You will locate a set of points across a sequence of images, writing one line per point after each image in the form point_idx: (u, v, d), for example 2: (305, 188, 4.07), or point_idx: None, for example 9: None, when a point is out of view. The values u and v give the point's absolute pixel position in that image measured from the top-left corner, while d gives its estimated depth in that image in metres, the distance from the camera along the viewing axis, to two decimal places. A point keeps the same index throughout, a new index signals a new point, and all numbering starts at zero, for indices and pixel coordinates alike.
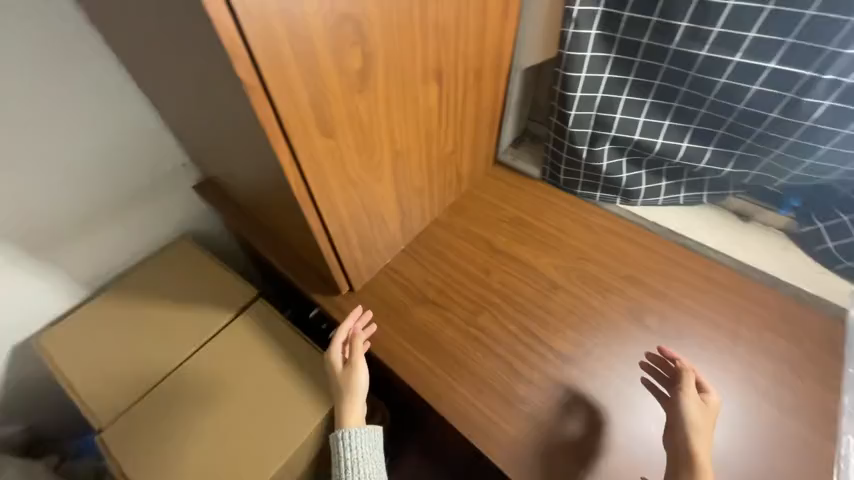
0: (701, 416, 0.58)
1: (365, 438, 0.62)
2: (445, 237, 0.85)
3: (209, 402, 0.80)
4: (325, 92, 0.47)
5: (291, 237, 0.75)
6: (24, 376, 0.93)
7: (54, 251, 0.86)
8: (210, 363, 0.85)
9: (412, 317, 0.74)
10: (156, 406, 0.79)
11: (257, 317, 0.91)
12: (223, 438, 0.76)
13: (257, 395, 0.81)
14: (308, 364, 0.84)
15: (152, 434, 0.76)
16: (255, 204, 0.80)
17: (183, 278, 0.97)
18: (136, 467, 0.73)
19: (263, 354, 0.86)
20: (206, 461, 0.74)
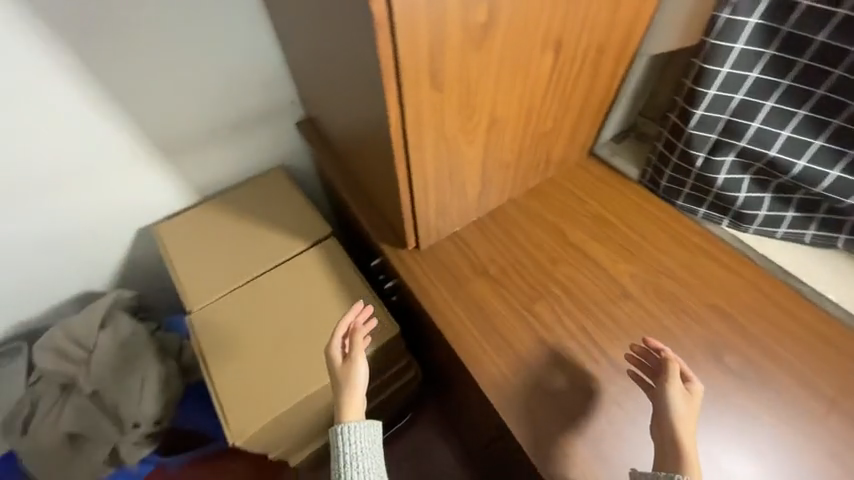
0: (686, 409, 0.58)
1: (364, 432, 0.66)
2: (519, 219, 0.83)
3: (278, 313, 0.90)
4: (444, 43, 0.47)
5: (376, 183, 0.78)
6: (140, 255, 1.13)
7: (179, 156, 1.01)
8: (282, 281, 0.93)
9: (469, 287, 0.75)
10: (236, 305, 0.90)
11: (328, 252, 0.98)
12: (283, 348, 0.86)
13: (317, 318, 0.89)
14: (364, 305, 0.90)
15: (229, 327, 0.88)
16: (348, 148, 0.84)
17: (272, 204, 1.08)
18: (213, 349, 0.85)
19: (327, 286, 0.93)
20: (266, 362, 0.84)
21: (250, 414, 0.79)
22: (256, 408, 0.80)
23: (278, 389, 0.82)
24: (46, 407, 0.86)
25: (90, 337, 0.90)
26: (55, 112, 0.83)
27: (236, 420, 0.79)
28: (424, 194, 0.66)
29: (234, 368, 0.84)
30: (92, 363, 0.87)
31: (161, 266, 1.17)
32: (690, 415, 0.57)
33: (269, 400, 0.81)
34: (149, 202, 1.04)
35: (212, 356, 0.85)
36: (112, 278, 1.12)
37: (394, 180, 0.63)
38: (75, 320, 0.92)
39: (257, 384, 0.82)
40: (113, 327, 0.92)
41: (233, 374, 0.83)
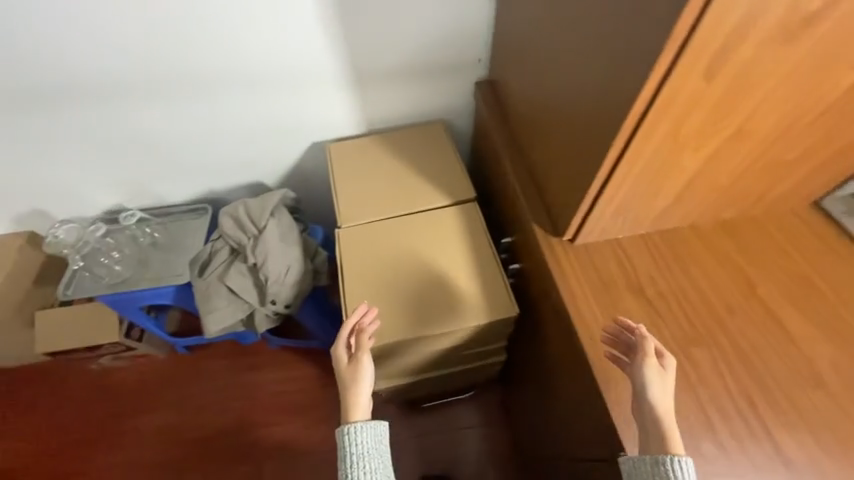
0: (661, 388, 0.56)
1: (369, 432, 0.75)
2: (698, 249, 0.72)
3: (409, 255, 0.95)
4: (752, 27, 0.43)
5: (554, 161, 0.74)
6: (301, 164, 1.29)
7: (368, 85, 1.11)
8: (422, 227, 0.99)
9: (619, 301, 0.69)
10: (376, 234, 0.98)
11: (469, 215, 1.00)
12: (409, 287, 0.91)
13: (443, 273, 0.93)
14: (490, 278, 0.91)
15: (367, 251, 0.96)
16: (533, 119, 0.82)
17: (427, 153, 1.12)
18: (350, 265, 0.95)
19: (460, 246, 0.96)
20: (392, 294, 0.91)
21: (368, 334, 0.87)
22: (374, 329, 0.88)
23: (396, 321, 0.88)
24: (219, 262, 1.07)
25: (261, 219, 1.06)
26: (296, 21, 0.96)
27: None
28: (621, 188, 0.61)
29: (364, 288, 0.92)
30: (259, 241, 1.04)
31: (317, 180, 1.34)
32: (666, 394, 0.56)
33: (387, 327, 0.88)
34: (331, 120, 1.17)
35: (350, 271, 0.94)
36: (281, 176, 1.32)
37: (592, 162, 0.60)
38: (254, 201, 1.10)
39: (380, 309, 0.90)
40: (278, 218, 1.08)
41: (362, 293, 0.92)
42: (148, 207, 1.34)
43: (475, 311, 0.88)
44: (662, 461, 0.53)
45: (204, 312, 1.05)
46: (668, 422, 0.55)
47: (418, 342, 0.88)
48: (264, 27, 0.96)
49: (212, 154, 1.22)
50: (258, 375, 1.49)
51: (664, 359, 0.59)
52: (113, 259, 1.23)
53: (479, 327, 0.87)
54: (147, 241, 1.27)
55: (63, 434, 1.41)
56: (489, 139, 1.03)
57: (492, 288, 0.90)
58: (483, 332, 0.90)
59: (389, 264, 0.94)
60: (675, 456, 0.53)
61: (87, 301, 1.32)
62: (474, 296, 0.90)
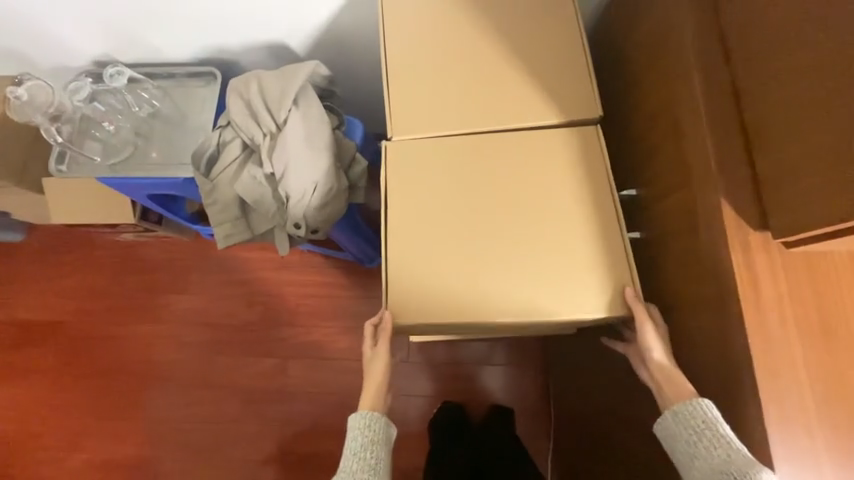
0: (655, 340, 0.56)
1: (381, 426, 0.66)
2: None
3: (492, 198, 0.66)
4: None
5: (829, 108, 0.41)
6: (339, 24, 0.89)
7: None
8: (510, 162, 0.67)
9: (839, 351, 0.45)
10: (448, 160, 0.68)
11: (582, 150, 0.67)
12: (480, 251, 0.64)
13: (540, 233, 0.64)
14: (603, 252, 0.63)
15: (431, 183, 0.67)
16: (798, 10, 0.44)
17: (531, 32, 0.72)
18: (403, 200, 0.67)
19: (563, 196, 0.65)
20: (455, 258, 0.64)
21: (413, 306, 0.63)
22: (423, 302, 0.63)
23: (457, 294, 0.63)
24: (230, 163, 0.81)
25: (282, 112, 0.77)
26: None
27: (397, 301, 0.64)
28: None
29: (417, 240, 0.65)
30: (285, 142, 0.76)
31: (353, 49, 0.95)
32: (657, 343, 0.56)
33: (441, 302, 0.63)
34: None
35: (400, 213, 0.66)
36: (303, 35, 0.93)
37: None
38: (274, 78, 0.79)
39: (436, 274, 0.64)
40: (306, 109, 0.78)
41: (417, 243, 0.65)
42: (141, 62, 1.04)
43: (575, 296, 0.61)
44: (682, 409, 0.51)
45: (214, 224, 0.84)
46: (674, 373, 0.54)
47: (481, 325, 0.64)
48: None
49: None
50: (286, 274, 1.41)
51: (651, 311, 0.59)
52: (106, 132, 0.99)
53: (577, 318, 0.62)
54: (145, 110, 1.00)
55: (100, 298, 1.43)
56: (653, 25, 0.63)
57: (604, 267, 0.62)
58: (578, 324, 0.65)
59: (461, 207, 0.66)
60: (692, 399, 0.51)
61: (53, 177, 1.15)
62: (578, 274, 0.62)
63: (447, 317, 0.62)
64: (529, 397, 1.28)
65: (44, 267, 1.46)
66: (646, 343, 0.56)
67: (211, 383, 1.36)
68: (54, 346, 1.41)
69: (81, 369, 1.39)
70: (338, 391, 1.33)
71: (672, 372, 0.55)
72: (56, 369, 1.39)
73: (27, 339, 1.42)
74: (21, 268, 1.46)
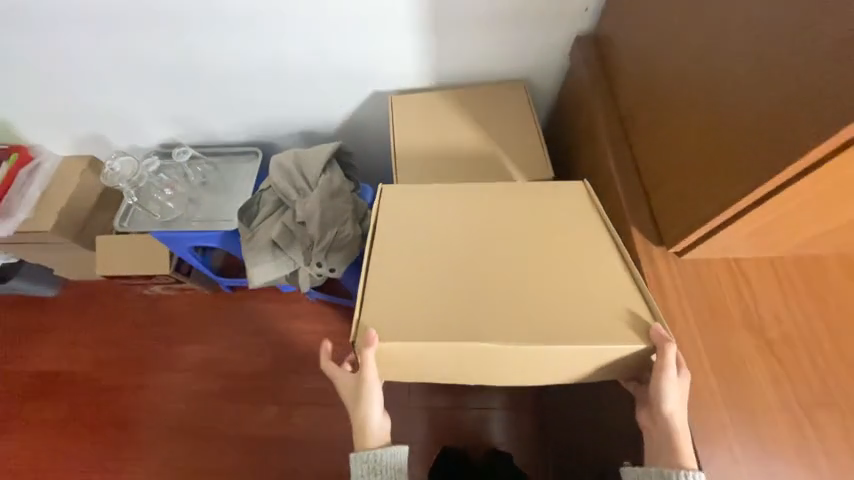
0: (677, 400, 0.51)
1: (389, 460, 0.61)
2: (843, 290, 0.58)
3: (504, 230, 0.61)
4: None
5: (684, 157, 0.62)
6: (358, 118, 1.19)
7: (445, 34, 0.96)
8: (518, 200, 0.64)
9: (729, 336, 0.57)
10: (460, 199, 0.64)
11: (574, 193, 0.65)
12: (473, 277, 0.56)
13: (559, 264, 0.57)
14: (616, 282, 0.55)
15: (437, 216, 0.62)
16: (655, 104, 0.69)
17: (499, 122, 0.99)
18: (403, 231, 0.61)
19: (562, 231, 0.60)
20: (442, 284, 0.55)
21: (391, 331, 0.50)
22: (403, 326, 0.51)
23: (443, 320, 0.51)
24: (266, 214, 1.03)
25: (312, 172, 1.01)
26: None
27: (370, 324, 0.51)
28: (787, 203, 0.52)
29: (400, 263, 0.57)
30: (312, 197, 0.98)
31: (369, 135, 1.24)
32: (677, 402, 0.51)
33: (423, 326, 0.51)
34: (396, 68, 1.03)
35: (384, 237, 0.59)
36: (329, 122, 1.21)
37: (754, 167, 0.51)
38: (308, 152, 1.03)
39: (418, 298, 0.53)
40: (331, 175, 1.01)
41: (417, 272, 0.56)
42: (199, 144, 1.32)
43: (581, 330, 0.50)
44: (670, 476, 0.50)
45: (251, 266, 1.02)
46: (682, 438, 0.52)
47: (470, 363, 0.51)
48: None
49: (263, 91, 1.13)
50: (294, 324, 1.53)
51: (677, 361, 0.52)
52: (166, 196, 1.21)
53: (579, 364, 0.50)
54: (198, 180, 1.25)
55: (119, 350, 1.52)
56: (583, 116, 0.89)
57: (612, 301, 0.53)
58: (575, 378, 0.53)
59: (472, 238, 0.60)
60: (687, 470, 0.50)
61: (102, 236, 1.36)
62: (585, 307, 0.53)
63: (434, 345, 0.49)
64: (527, 442, 1.31)
65: (72, 321, 1.57)
66: (664, 401, 0.51)
67: (213, 433, 1.39)
68: (64, 398, 1.46)
69: (86, 421, 1.43)
70: (337, 439, 1.36)
71: (676, 431, 0.52)
72: (63, 422, 1.43)
73: (38, 391, 1.47)
74: (48, 321, 1.58)
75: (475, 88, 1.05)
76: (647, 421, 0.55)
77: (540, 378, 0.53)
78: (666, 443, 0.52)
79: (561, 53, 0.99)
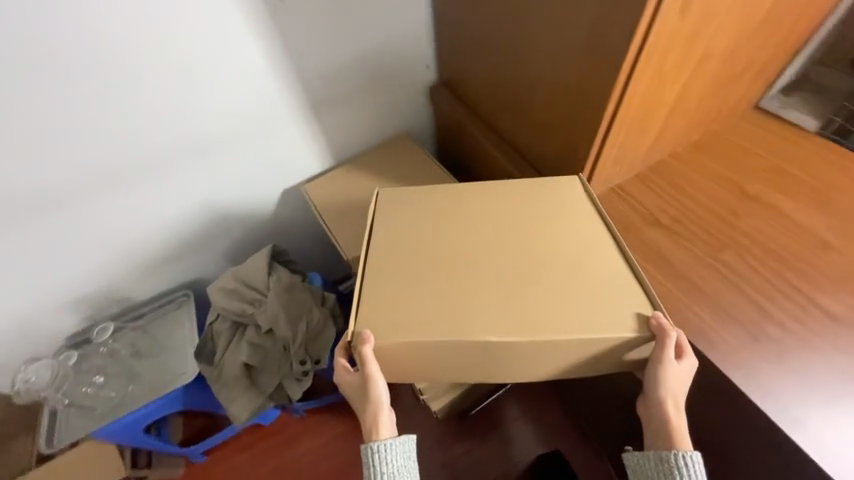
0: (674, 382, 0.57)
1: (398, 450, 0.61)
2: (689, 173, 0.79)
3: (492, 233, 0.65)
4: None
5: (548, 126, 0.79)
6: (276, 216, 1.23)
7: (326, 119, 1.09)
8: (507, 210, 0.67)
9: (645, 236, 0.73)
10: (452, 206, 0.69)
11: (570, 182, 0.69)
12: (454, 279, 0.60)
13: (548, 272, 0.60)
14: (612, 273, 0.59)
15: (423, 224, 0.67)
16: (508, 101, 0.88)
17: (402, 168, 1.14)
18: (390, 239, 0.65)
19: (568, 239, 0.63)
20: (445, 291, 0.59)
21: (381, 330, 0.56)
22: (392, 326, 0.56)
23: (453, 322, 0.56)
24: (224, 344, 1.00)
25: (260, 282, 1.01)
26: (239, 57, 0.89)
27: (363, 324, 0.57)
28: (628, 133, 0.70)
29: (401, 278, 0.61)
30: (266, 304, 0.98)
31: (293, 226, 1.27)
32: (673, 386, 0.57)
33: (409, 326, 0.56)
34: (297, 158, 1.13)
35: (376, 250, 0.64)
36: (250, 231, 1.22)
37: (594, 108, 0.66)
38: (244, 266, 1.03)
39: (423, 303, 0.58)
40: (277, 274, 1.02)
41: (414, 288, 0.60)
42: (115, 315, 1.19)
43: (584, 326, 0.54)
44: (667, 457, 0.56)
45: (228, 402, 0.98)
46: (675, 419, 0.58)
47: (455, 356, 0.57)
48: (206, 71, 0.88)
49: (174, 230, 1.10)
50: (293, 451, 1.36)
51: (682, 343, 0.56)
52: (96, 385, 1.11)
53: (581, 353, 0.55)
54: (128, 352, 1.15)
55: None
56: (465, 135, 1.07)
57: (623, 300, 0.56)
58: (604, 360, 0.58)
59: (456, 240, 0.64)
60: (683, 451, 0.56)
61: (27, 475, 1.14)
62: (596, 309, 0.56)
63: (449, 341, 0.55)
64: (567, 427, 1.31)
65: None
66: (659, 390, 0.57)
67: None
68: None
69: None
70: None
71: (672, 419, 0.58)
72: None
73: None
74: None
75: (370, 151, 1.19)
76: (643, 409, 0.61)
77: (538, 371, 0.59)
78: (658, 427, 0.58)
79: (424, 100, 1.19)
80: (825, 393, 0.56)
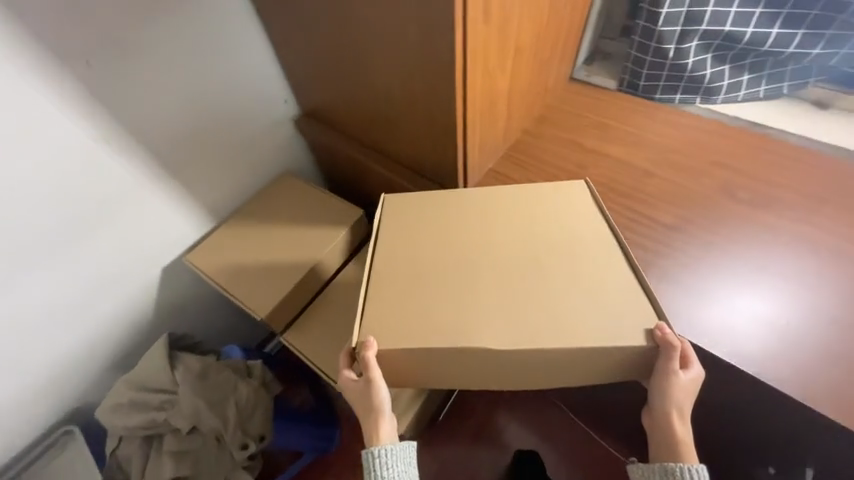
0: (683, 393, 0.55)
1: (400, 456, 0.59)
2: (540, 144, 0.92)
3: (485, 243, 0.63)
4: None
5: (415, 132, 0.84)
6: (161, 301, 1.07)
7: (188, 181, 0.98)
8: (502, 219, 0.65)
9: None
10: (456, 217, 0.67)
11: (560, 194, 0.67)
12: (458, 289, 0.58)
13: (545, 283, 0.57)
14: (611, 277, 0.57)
15: (427, 237, 0.64)
16: (373, 119, 0.91)
17: (292, 207, 1.08)
18: (397, 253, 0.63)
19: (573, 251, 0.60)
20: (443, 307, 0.56)
21: (386, 336, 0.54)
22: (395, 333, 0.55)
23: (448, 334, 0.54)
24: (141, 465, 0.86)
25: (164, 380, 0.87)
26: (48, 141, 0.75)
27: (368, 329, 0.55)
28: (482, 121, 0.78)
29: (401, 287, 0.59)
30: (177, 403, 0.86)
31: (188, 304, 1.12)
32: (681, 398, 0.55)
33: (409, 333, 0.54)
34: (167, 231, 1.00)
35: (384, 258, 0.63)
36: (137, 326, 1.04)
37: (446, 107, 0.73)
38: (138, 366, 0.90)
39: (421, 317, 0.56)
40: (184, 364, 0.89)
41: (411, 305, 0.57)
42: None
43: (582, 332, 0.52)
44: (673, 470, 0.54)
45: None
46: (681, 427, 0.56)
47: (458, 363, 0.55)
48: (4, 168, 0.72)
49: (25, 362, 0.89)
50: None
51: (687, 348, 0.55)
52: None
53: (584, 361, 0.53)
54: None
55: None
56: (346, 160, 1.08)
57: (627, 303, 0.54)
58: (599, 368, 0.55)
59: (450, 259, 0.61)
60: (691, 465, 0.54)
61: None
62: (599, 312, 0.53)
63: (444, 351, 0.53)
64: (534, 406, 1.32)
65: None
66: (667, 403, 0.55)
67: None
68: None
69: None
70: None
71: (677, 430, 0.56)
72: None
73: None
74: None
75: (254, 199, 1.11)
76: (649, 421, 0.60)
77: (547, 380, 0.58)
78: (663, 438, 0.57)
79: (294, 135, 1.16)
80: (684, 288, 0.70)
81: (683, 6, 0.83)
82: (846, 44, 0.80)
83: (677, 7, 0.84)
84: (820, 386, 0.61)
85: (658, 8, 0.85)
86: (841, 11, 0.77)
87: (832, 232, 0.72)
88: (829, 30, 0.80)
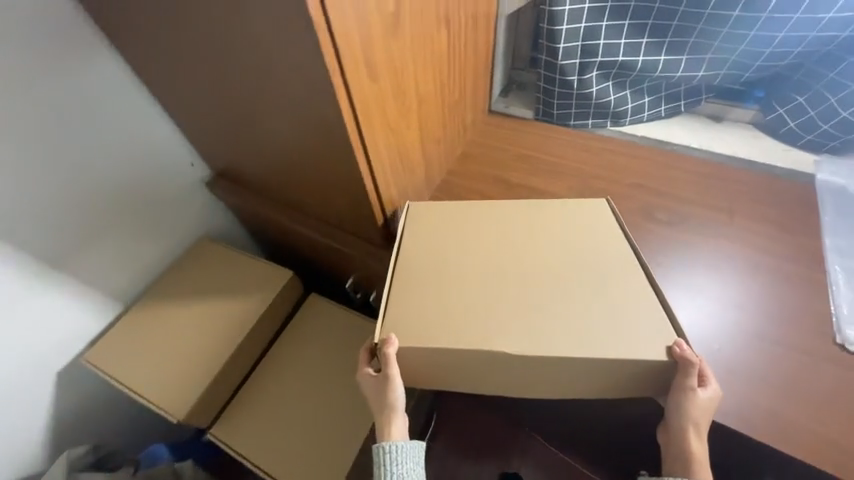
0: (703, 408, 0.51)
1: (409, 458, 0.54)
2: (465, 183, 0.90)
3: (501, 253, 0.59)
4: (374, 52, 0.58)
5: (329, 190, 0.79)
6: (61, 410, 0.91)
7: (78, 271, 0.85)
8: (520, 230, 0.62)
9: None
10: (479, 225, 0.63)
11: (576, 208, 0.63)
12: (478, 295, 0.55)
13: (565, 295, 0.54)
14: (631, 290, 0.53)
15: (450, 246, 0.61)
16: (285, 177, 0.85)
17: (210, 275, 0.98)
18: (422, 261, 0.59)
19: (590, 264, 0.57)
20: (461, 315, 0.53)
21: (410, 336, 0.51)
22: (416, 333, 0.52)
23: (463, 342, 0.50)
24: None
25: None
26: None
27: (390, 325, 0.53)
28: (394, 170, 0.74)
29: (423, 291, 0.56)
30: None
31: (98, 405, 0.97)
32: (702, 413, 0.51)
33: (429, 335, 0.51)
34: (58, 331, 0.86)
35: (407, 261, 0.60)
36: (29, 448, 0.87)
37: (349, 164, 0.68)
38: None
39: (437, 325, 0.52)
40: None
41: (430, 315, 0.53)
42: None
43: (609, 347, 0.48)
44: None
45: None
46: (699, 443, 0.52)
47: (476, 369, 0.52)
48: None
49: None
50: None
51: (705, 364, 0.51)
52: None
53: (606, 372, 0.49)
54: None
55: None
56: (267, 218, 0.99)
57: (649, 319, 0.51)
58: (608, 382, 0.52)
59: (466, 272, 0.58)
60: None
61: None
62: (625, 319, 0.50)
63: (460, 355, 0.50)
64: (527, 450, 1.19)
65: None
66: (686, 416, 0.51)
67: None
68: None
69: None
70: None
71: (693, 448, 0.52)
72: None
73: None
74: None
75: (166, 272, 1.00)
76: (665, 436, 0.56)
77: (565, 388, 0.54)
78: (677, 453, 0.53)
79: (208, 196, 1.06)
80: None
81: (578, 40, 0.87)
82: (725, 66, 0.85)
83: (573, 42, 0.87)
84: (756, 411, 0.60)
85: (555, 44, 0.87)
86: (715, 38, 0.82)
87: (738, 242, 0.76)
88: (710, 53, 0.84)
